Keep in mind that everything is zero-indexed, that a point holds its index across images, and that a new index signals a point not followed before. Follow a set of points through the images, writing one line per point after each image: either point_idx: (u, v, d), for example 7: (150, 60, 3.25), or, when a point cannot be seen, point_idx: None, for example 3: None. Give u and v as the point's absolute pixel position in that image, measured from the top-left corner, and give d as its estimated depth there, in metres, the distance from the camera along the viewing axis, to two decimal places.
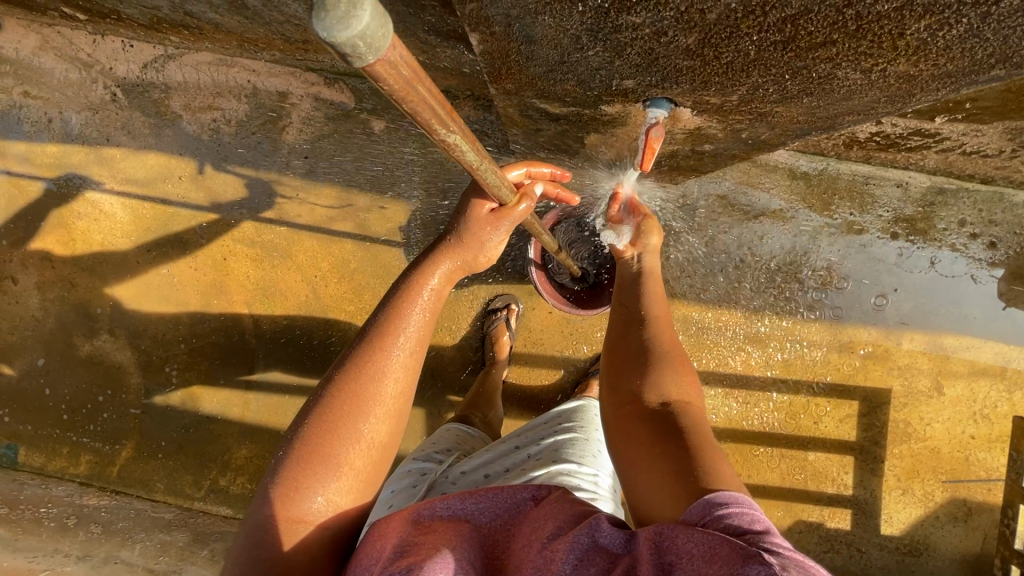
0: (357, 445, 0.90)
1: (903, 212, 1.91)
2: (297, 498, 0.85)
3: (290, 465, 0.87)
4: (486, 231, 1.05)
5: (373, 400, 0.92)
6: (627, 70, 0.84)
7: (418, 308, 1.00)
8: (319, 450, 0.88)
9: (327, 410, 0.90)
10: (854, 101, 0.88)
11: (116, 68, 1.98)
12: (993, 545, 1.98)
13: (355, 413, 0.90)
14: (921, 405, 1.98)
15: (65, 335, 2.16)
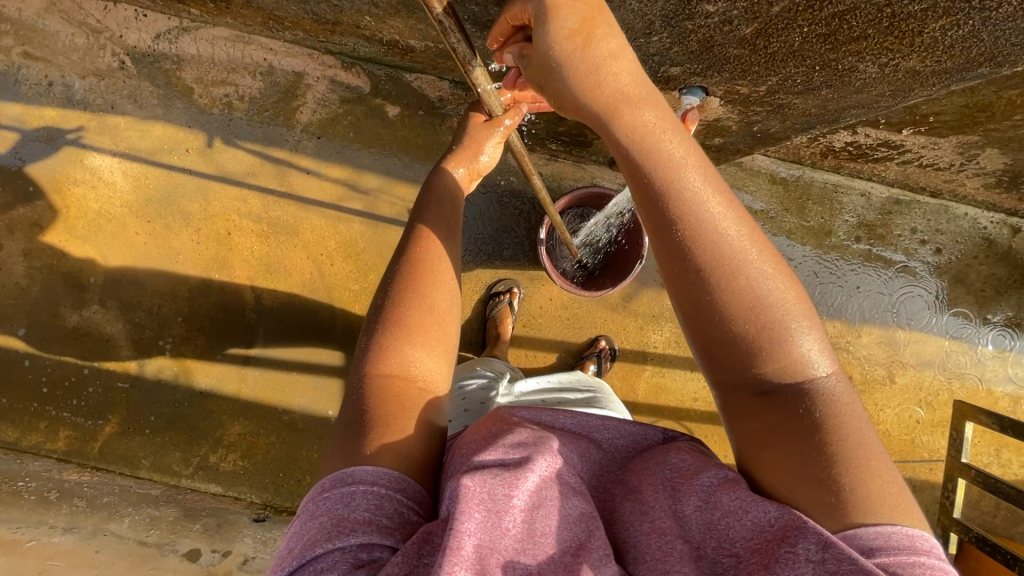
0: (428, 312, 0.93)
1: (866, 217, 2.15)
2: (386, 368, 0.88)
3: (370, 340, 0.91)
4: (484, 134, 1.14)
5: (433, 274, 0.97)
6: (682, 56, 1.03)
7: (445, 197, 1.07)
8: (395, 322, 0.91)
9: (393, 292, 0.94)
10: (864, 93, 1.09)
11: (127, 36, 1.97)
12: (932, 519, 2.23)
13: (415, 280, 0.95)
14: (877, 392, 2.21)
15: (52, 304, 2.09)
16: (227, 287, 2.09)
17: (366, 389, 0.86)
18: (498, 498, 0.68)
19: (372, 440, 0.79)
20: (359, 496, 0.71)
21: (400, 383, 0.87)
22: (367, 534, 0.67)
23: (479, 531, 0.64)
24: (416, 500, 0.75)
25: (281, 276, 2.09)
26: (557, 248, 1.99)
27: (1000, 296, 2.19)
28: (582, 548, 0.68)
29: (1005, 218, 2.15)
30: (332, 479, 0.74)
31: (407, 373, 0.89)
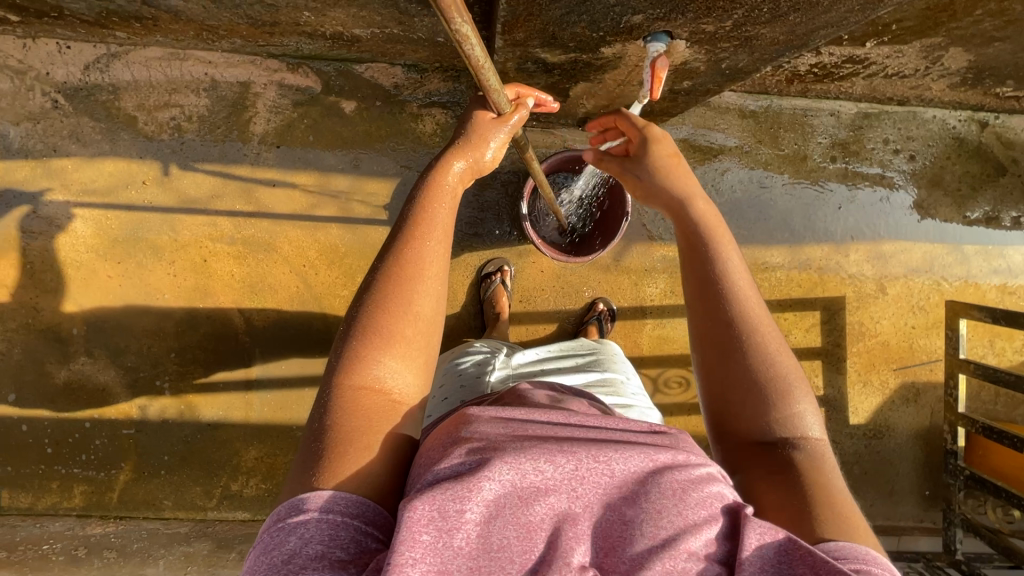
0: (410, 321, 0.89)
1: (838, 136, 2.15)
2: (363, 379, 0.86)
3: (349, 343, 0.87)
4: (491, 129, 1.07)
5: (418, 278, 0.91)
6: (641, 6, 0.95)
7: (443, 198, 0.99)
8: (377, 331, 0.87)
9: (376, 295, 0.90)
10: (833, 11, 1.04)
11: (54, 73, 1.86)
12: (938, 417, 2.32)
13: (400, 290, 0.90)
14: (871, 305, 2.26)
15: (36, 364, 2.03)
16: (214, 316, 2.04)
17: (343, 395, 0.85)
18: (447, 519, 0.66)
19: (340, 455, 0.79)
20: (314, 526, 0.70)
21: (374, 398, 0.85)
22: (319, 569, 0.66)
23: (426, 556, 0.64)
24: (376, 525, 0.74)
25: (267, 294, 2.04)
26: (538, 222, 1.96)
27: (977, 192, 2.23)
28: (543, 558, 0.68)
29: (972, 114, 2.17)
30: (289, 508, 0.74)
31: (383, 385, 0.87)
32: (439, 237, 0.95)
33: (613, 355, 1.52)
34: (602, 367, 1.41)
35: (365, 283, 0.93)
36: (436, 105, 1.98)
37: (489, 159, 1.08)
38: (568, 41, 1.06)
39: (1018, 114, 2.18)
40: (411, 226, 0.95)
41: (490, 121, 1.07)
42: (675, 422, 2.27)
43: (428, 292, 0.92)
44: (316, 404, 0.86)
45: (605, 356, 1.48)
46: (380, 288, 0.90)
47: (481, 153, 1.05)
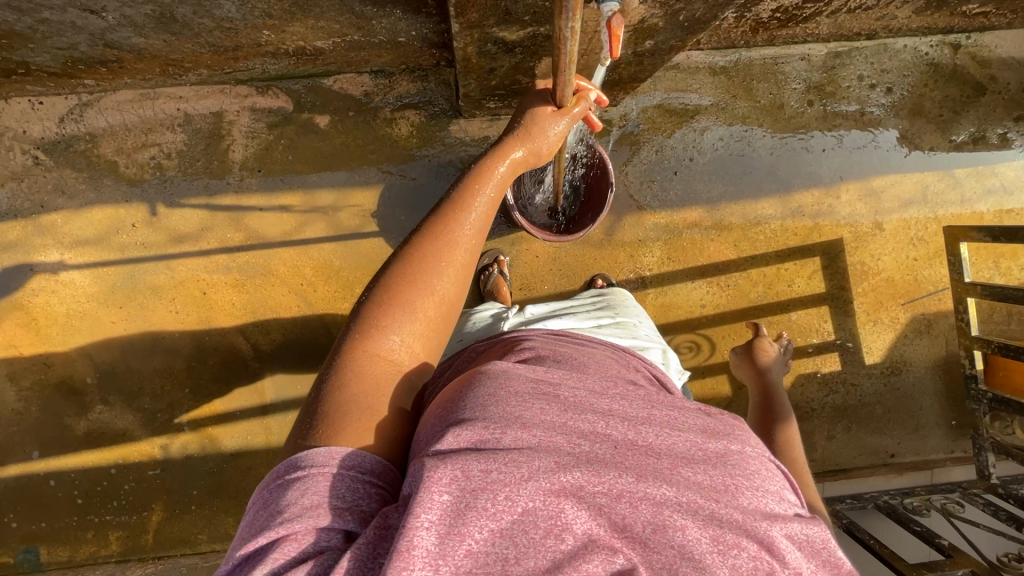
0: (426, 297, 0.92)
1: (812, 80, 2.14)
2: (374, 345, 0.89)
3: (370, 309, 0.91)
4: (549, 123, 1.09)
5: (441, 254, 0.95)
6: None
7: (488, 189, 1.02)
8: (394, 301, 0.91)
9: (396, 268, 0.93)
10: None
11: (31, 130, 1.89)
12: (954, 345, 2.31)
13: (427, 267, 0.93)
14: (869, 244, 2.25)
15: (55, 419, 2.05)
16: (221, 346, 2.05)
17: (357, 360, 0.87)
18: (472, 478, 0.63)
19: (336, 418, 0.79)
20: (310, 479, 0.69)
21: (378, 363, 0.88)
22: (315, 518, 0.65)
23: (443, 517, 0.61)
24: (373, 473, 0.73)
25: (270, 318, 2.05)
26: (526, 208, 1.97)
27: (959, 114, 2.21)
28: (566, 525, 0.65)
29: (943, 37, 2.15)
30: (289, 463, 0.72)
31: (389, 353, 0.89)
32: (471, 222, 0.98)
33: (618, 299, 1.57)
34: (610, 310, 1.46)
35: (398, 251, 0.96)
36: (408, 107, 1.99)
37: (537, 152, 1.10)
38: (521, 15, 1.07)
39: (989, 31, 2.16)
40: (449, 209, 0.98)
41: (553, 118, 1.09)
42: (691, 387, 2.27)
43: (449, 270, 0.95)
44: (330, 359, 0.89)
45: (612, 301, 1.54)
46: (404, 261, 0.93)
47: (537, 145, 1.08)
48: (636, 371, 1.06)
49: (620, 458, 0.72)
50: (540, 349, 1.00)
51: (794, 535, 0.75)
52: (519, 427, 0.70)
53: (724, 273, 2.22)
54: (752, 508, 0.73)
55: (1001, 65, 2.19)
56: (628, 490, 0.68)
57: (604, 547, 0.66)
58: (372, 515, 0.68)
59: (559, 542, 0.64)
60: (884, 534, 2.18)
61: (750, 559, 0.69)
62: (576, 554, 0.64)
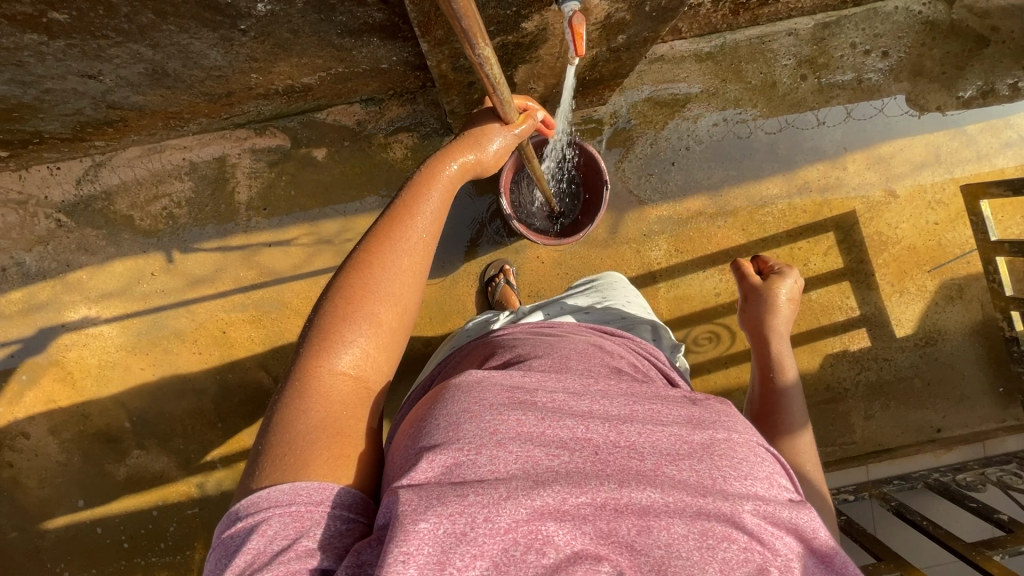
0: (381, 316, 0.94)
1: (803, 54, 2.11)
2: (333, 363, 0.90)
3: (324, 323, 0.92)
4: (489, 138, 1.14)
5: (392, 274, 0.96)
6: None
7: (436, 196, 1.04)
8: (348, 319, 0.92)
9: (347, 284, 0.94)
10: None
11: (52, 194, 2.00)
12: (990, 308, 2.20)
13: (378, 279, 0.94)
14: (885, 212, 2.18)
15: (96, 467, 2.13)
16: (244, 382, 2.11)
17: (316, 377, 0.89)
18: (449, 504, 0.67)
19: (304, 439, 0.83)
20: (276, 521, 0.72)
21: (343, 386, 0.90)
22: (286, 562, 0.68)
23: (426, 545, 0.65)
24: (343, 507, 0.77)
25: (288, 350, 2.10)
26: (524, 216, 1.97)
27: (963, 70, 2.14)
28: (547, 539, 0.69)
29: None
30: (243, 505, 0.74)
31: (349, 373, 0.91)
32: (420, 239, 1.00)
33: (610, 282, 1.58)
34: (602, 294, 1.48)
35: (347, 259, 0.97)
36: (401, 131, 2.03)
37: (481, 163, 1.13)
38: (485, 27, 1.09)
39: None
40: (397, 224, 0.99)
41: (491, 133, 1.14)
42: (715, 378, 2.22)
43: (403, 288, 0.96)
44: (288, 375, 0.90)
45: (604, 285, 1.54)
46: (355, 279, 0.94)
47: (481, 152, 1.12)
48: (618, 357, 1.06)
49: (601, 466, 0.75)
50: (521, 349, 1.03)
51: (782, 521, 0.77)
52: (494, 445, 0.75)
53: (736, 259, 2.17)
54: (740, 495, 0.76)
55: (1001, 13, 2.11)
56: (612, 498, 0.72)
57: (589, 556, 0.70)
58: (346, 550, 0.72)
59: (541, 556, 0.68)
60: (938, 516, 2.07)
61: (740, 551, 0.72)
62: (561, 565, 0.68)
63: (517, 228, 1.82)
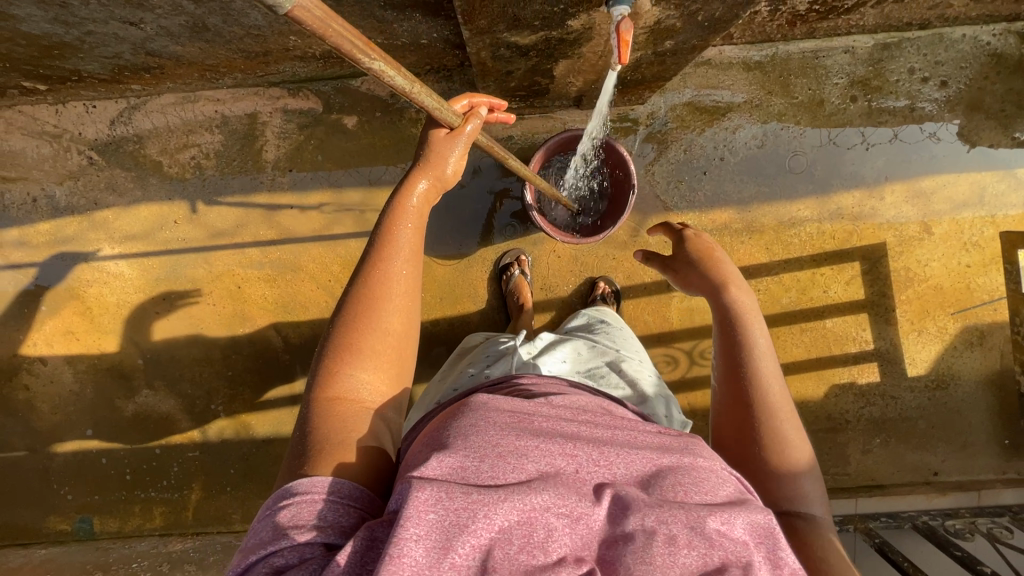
0: (381, 336, 0.95)
1: (856, 74, 2.02)
2: (334, 395, 0.92)
3: (324, 362, 0.94)
4: (447, 148, 1.11)
5: (377, 304, 0.96)
6: None
7: (408, 221, 1.03)
8: (342, 354, 0.93)
9: (339, 326, 0.96)
10: None
11: (86, 132, 2.02)
12: (1010, 359, 2.15)
13: (363, 313, 0.96)
14: (916, 248, 2.12)
15: (106, 401, 2.21)
16: (254, 338, 2.16)
17: (317, 411, 0.91)
18: (456, 497, 0.68)
19: (318, 455, 0.84)
20: (295, 506, 0.74)
21: (350, 410, 0.91)
22: (300, 540, 0.70)
23: (432, 531, 0.65)
24: (353, 493, 0.78)
25: (299, 312, 2.14)
26: (545, 208, 1.95)
27: None
28: (539, 541, 0.69)
29: (1008, 25, 1.98)
30: (273, 495, 0.78)
31: (360, 390, 0.93)
32: (399, 263, 1.00)
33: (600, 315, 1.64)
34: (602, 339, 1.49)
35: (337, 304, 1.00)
36: None
37: (444, 176, 1.11)
38: (529, 21, 1.06)
39: None
40: (374, 258, 0.99)
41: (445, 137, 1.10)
42: None
43: (389, 313, 0.97)
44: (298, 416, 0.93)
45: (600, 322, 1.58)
46: (345, 320, 0.96)
47: (442, 167, 1.10)
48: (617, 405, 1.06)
49: (579, 480, 0.77)
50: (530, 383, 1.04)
51: (758, 536, 0.77)
52: (498, 455, 0.75)
53: (754, 276, 2.14)
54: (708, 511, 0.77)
55: None
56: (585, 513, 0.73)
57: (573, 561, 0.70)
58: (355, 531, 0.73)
59: (531, 557, 0.68)
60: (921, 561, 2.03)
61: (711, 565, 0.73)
62: (549, 568, 0.68)
63: (536, 220, 1.80)
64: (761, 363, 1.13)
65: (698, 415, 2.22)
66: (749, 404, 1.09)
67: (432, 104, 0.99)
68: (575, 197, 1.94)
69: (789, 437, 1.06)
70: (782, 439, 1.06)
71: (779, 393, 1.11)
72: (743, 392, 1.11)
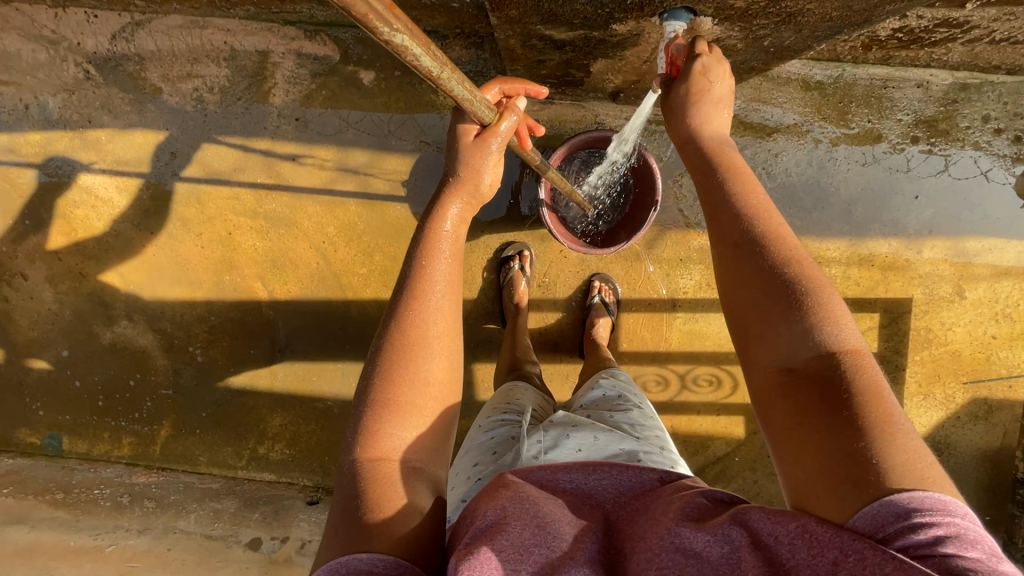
0: (422, 384, 0.88)
1: (924, 113, 1.84)
2: (375, 455, 0.83)
3: (362, 419, 0.86)
4: (481, 158, 1.02)
5: (416, 349, 0.90)
6: None
7: (443, 252, 0.98)
8: (381, 409, 0.85)
9: (375, 378, 0.88)
10: None
11: (85, 43, 1.88)
12: (1013, 439, 2.05)
13: (403, 360, 0.89)
14: (943, 310, 1.98)
15: (85, 325, 2.17)
16: (239, 287, 2.10)
17: (358, 476, 0.82)
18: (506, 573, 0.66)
19: (364, 530, 0.75)
20: None
21: (395, 470, 0.82)
22: None
23: None
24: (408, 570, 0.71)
25: (288, 269, 2.06)
26: (560, 206, 1.81)
27: None
28: None
29: None
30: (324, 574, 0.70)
31: (407, 447, 0.85)
32: (437, 301, 0.94)
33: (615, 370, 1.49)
34: (637, 408, 1.23)
35: (371, 355, 0.92)
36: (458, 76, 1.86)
37: (479, 188, 1.04)
38: (570, 21, 0.99)
39: None
40: (410, 297, 0.93)
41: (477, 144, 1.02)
42: (702, 421, 2.14)
43: (430, 357, 0.90)
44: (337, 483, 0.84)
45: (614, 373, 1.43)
46: (382, 368, 0.88)
47: (477, 181, 1.03)
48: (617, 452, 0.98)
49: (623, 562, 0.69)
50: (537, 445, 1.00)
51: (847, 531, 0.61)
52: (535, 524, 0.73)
53: None
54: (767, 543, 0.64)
55: None
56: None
57: None
58: None
59: None
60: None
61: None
62: None
63: (547, 219, 1.67)
64: (814, 332, 0.75)
65: (678, 440, 2.15)
66: (813, 403, 0.71)
67: (463, 95, 0.90)
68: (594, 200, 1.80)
69: (893, 438, 0.66)
70: (881, 440, 0.66)
71: (856, 368, 0.72)
72: (796, 390, 0.73)
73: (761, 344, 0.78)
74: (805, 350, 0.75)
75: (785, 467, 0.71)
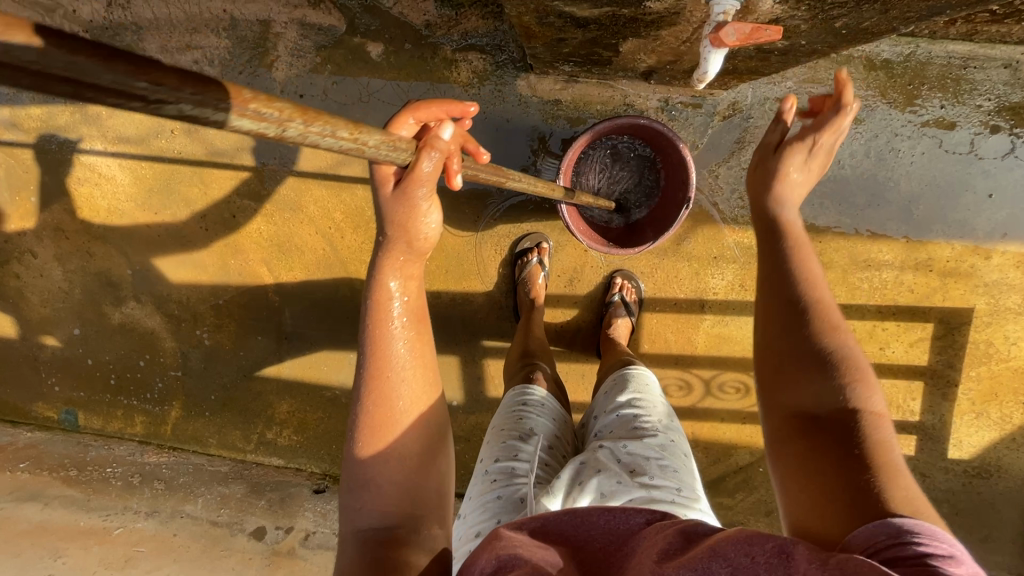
0: (390, 461, 0.87)
1: (1009, 99, 1.60)
2: (355, 537, 0.85)
3: (345, 502, 0.88)
4: (414, 209, 0.89)
5: (376, 428, 0.88)
6: None
7: (391, 321, 0.91)
8: (357, 491, 0.87)
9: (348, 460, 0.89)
10: None
11: (81, 11, 1.77)
12: None
13: (368, 441, 0.87)
14: (1008, 322, 1.77)
15: (94, 305, 2.15)
16: (245, 271, 2.03)
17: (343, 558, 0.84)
18: None
19: None
20: None
21: (370, 552, 0.82)
22: None
23: None
24: None
25: (294, 255, 1.97)
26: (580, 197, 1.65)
27: None
28: None
29: None
30: None
31: (382, 527, 0.85)
32: (391, 375, 0.89)
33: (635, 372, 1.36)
34: (660, 424, 1.15)
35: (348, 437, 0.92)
36: (473, 49, 1.69)
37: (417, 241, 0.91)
38: None
39: None
40: (367, 377, 0.90)
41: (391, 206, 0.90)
42: (726, 430, 2.00)
43: (393, 433, 0.88)
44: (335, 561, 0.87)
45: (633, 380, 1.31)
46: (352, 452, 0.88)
47: (415, 235, 0.91)
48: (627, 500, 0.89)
49: None
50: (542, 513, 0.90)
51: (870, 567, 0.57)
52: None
53: None
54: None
55: None
56: None
57: None
58: None
59: None
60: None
61: None
62: None
63: (564, 215, 1.52)
64: (839, 390, 0.84)
65: (699, 448, 2.03)
66: (826, 447, 0.79)
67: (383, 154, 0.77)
68: (619, 192, 1.64)
69: (893, 479, 0.74)
70: (883, 479, 0.73)
71: (871, 424, 0.80)
72: (812, 433, 0.82)
73: (787, 388, 0.87)
74: (830, 401, 0.83)
75: (790, 486, 0.80)
